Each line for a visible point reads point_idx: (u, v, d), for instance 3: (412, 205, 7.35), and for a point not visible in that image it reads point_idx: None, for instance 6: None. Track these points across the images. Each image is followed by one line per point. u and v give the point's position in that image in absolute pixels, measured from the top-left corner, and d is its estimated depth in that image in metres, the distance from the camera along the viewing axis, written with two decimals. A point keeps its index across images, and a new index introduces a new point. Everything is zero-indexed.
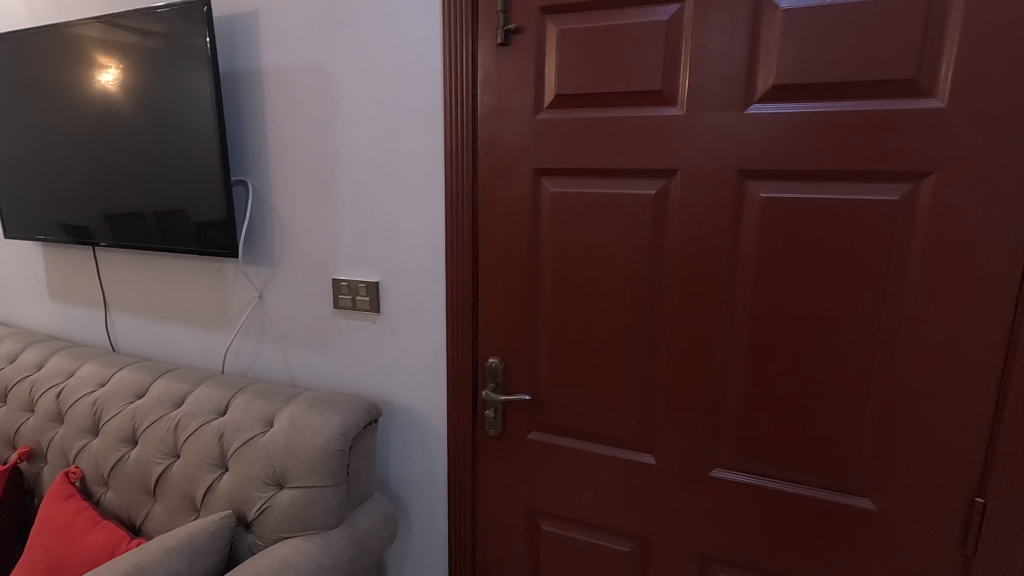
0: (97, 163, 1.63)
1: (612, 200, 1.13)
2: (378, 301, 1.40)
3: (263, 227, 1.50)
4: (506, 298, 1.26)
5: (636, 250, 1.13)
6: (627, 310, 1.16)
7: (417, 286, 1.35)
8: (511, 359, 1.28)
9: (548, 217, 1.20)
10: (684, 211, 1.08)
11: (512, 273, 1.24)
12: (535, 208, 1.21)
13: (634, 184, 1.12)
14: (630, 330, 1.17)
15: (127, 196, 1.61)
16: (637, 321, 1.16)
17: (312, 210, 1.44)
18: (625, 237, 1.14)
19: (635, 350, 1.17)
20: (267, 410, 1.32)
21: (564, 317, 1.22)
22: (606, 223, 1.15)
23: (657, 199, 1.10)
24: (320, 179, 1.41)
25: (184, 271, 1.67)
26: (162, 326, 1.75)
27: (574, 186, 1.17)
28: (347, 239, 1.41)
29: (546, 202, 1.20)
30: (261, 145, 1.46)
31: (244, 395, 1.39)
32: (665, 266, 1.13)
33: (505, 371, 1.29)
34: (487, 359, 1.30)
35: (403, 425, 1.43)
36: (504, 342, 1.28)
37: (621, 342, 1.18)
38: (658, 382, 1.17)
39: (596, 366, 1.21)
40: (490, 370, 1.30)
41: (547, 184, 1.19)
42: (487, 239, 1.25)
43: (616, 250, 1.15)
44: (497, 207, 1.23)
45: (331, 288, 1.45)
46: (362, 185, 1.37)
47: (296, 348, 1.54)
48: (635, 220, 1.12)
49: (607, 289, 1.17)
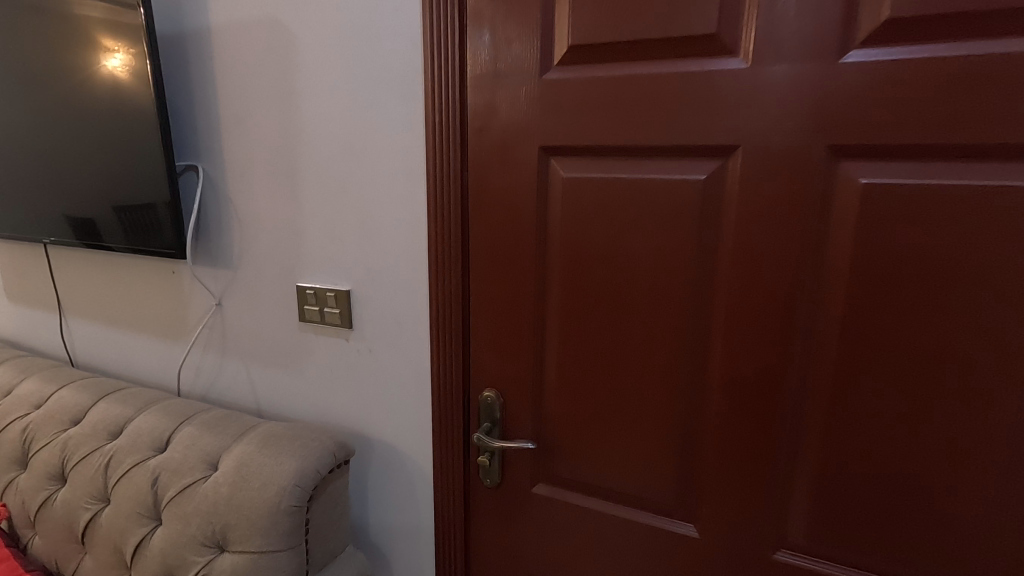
0: (93, 150, 1.31)
1: (645, 191, 0.84)
2: (350, 314, 1.14)
3: (220, 224, 1.25)
4: (505, 317, 0.98)
5: (678, 258, 0.84)
6: (664, 338, 0.87)
7: (397, 298, 1.08)
8: (511, 396, 1.01)
9: (559, 214, 0.91)
10: (743, 205, 0.78)
11: (512, 284, 0.96)
12: (541, 201, 0.92)
13: (675, 168, 0.82)
14: (667, 364, 0.88)
15: (87, 188, 1.36)
16: (677, 352, 0.87)
17: (272, 203, 1.18)
18: (663, 240, 0.84)
19: (675, 389, 0.88)
20: (212, 449, 1.07)
21: (580, 343, 0.94)
22: (637, 222, 0.86)
23: (706, 186, 0.80)
24: (281, 166, 1.15)
25: (137, 272, 1.44)
26: (118, 334, 1.52)
27: (593, 172, 0.88)
28: (313, 239, 1.15)
29: (555, 194, 0.91)
30: (214, 124, 1.21)
31: (190, 426, 1.14)
32: (717, 280, 0.83)
33: (503, 407, 1.02)
34: (481, 392, 1.03)
35: (382, 464, 1.17)
36: (501, 372, 1.01)
37: (654, 379, 0.89)
38: (705, 433, 0.88)
39: (621, 408, 0.93)
40: (484, 406, 1.02)
41: (557, 168, 0.90)
42: (479, 239, 0.97)
43: (651, 258, 0.86)
44: (492, 199, 0.95)
45: (295, 297, 1.20)
46: (330, 172, 1.10)
47: (260, 368, 1.29)
48: (675, 218, 0.83)
49: (636, 308, 0.88)
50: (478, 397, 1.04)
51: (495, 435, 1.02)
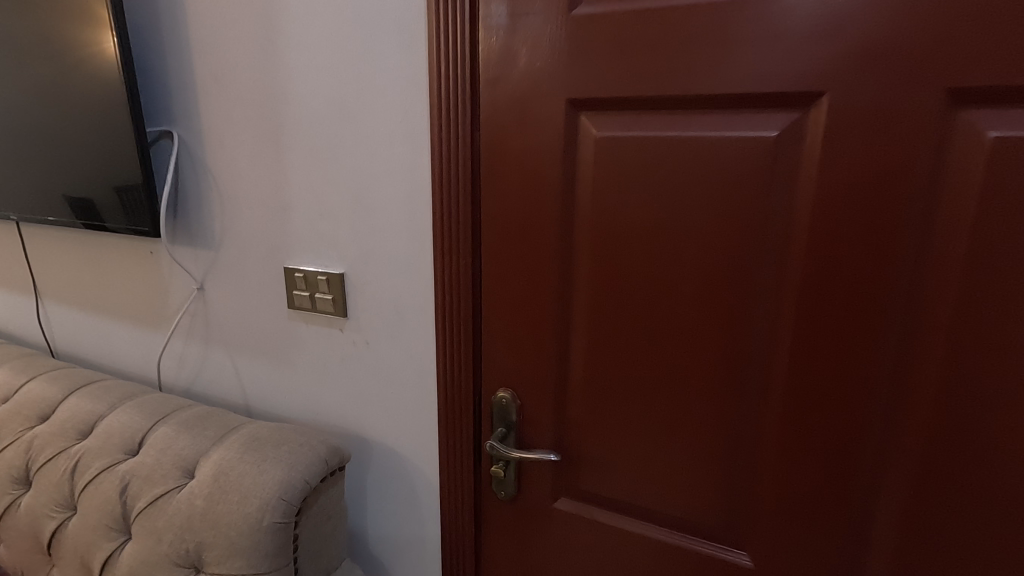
0: (76, 122, 1.12)
1: (698, 153, 0.68)
2: (344, 301, 1.00)
3: (199, 198, 1.11)
4: (523, 306, 0.83)
5: (738, 236, 0.68)
6: (718, 333, 0.72)
7: (397, 283, 0.94)
8: (530, 398, 0.86)
9: (588, 183, 0.76)
10: (825, 168, 0.63)
11: (531, 268, 0.81)
12: (567, 167, 0.76)
13: (737, 124, 0.66)
14: (721, 365, 0.73)
15: (63, 162, 1.19)
16: (734, 351, 0.72)
17: (255, 173, 1.03)
18: (720, 213, 0.68)
19: (729, 395, 0.73)
20: (188, 454, 0.94)
21: (614, 338, 0.79)
22: (686, 191, 0.70)
23: (778, 146, 0.64)
24: (265, 131, 1.00)
25: (111, 252, 1.30)
26: (96, 321, 1.39)
27: (632, 130, 0.72)
28: (302, 215, 1.00)
29: (583, 159, 0.76)
30: (189, 83, 1.05)
31: (165, 426, 1.01)
32: (788, 265, 0.67)
33: (520, 410, 0.87)
34: (495, 392, 0.89)
35: (382, 469, 1.04)
36: (518, 371, 0.86)
37: (704, 382, 0.74)
38: (765, 447, 0.73)
39: (662, 417, 0.78)
40: (498, 408, 0.88)
41: (588, 126, 0.74)
42: (491, 214, 0.82)
43: (705, 236, 0.70)
44: (508, 165, 0.79)
45: (283, 281, 1.05)
46: (320, 137, 0.95)
47: (248, 359, 1.16)
48: (737, 186, 0.67)
49: (683, 297, 0.73)
50: (490, 398, 0.89)
51: (511, 442, 0.88)
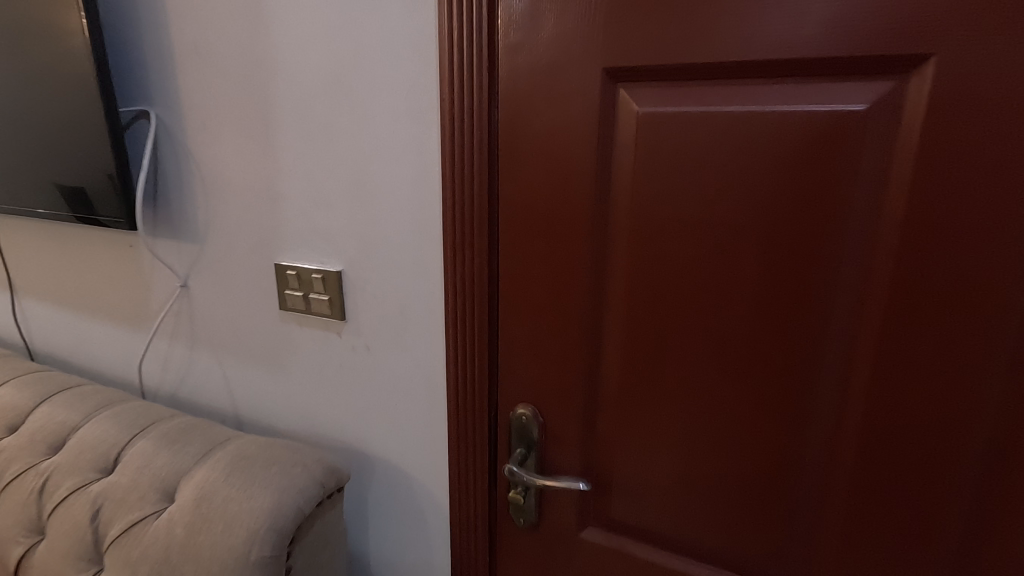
0: (42, 101, 1.01)
1: (765, 132, 0.57)
2: (342, 303, 0.89)
3: (181, 186, 0.99)
4: (547, 312, 0.72)
5: (812, 233, 0.57)
6: (782, 347, 0.61)
7: (402, 283, 0.83)
8: (553, 416, 0.76)
9: (627, 168, 0.64)
10: (928, 151, 0.51)
11: (557, 268, 0.70)
12: (601, 149, 0.65)
13: (815, 96, 0.54)
14: (785, 384, 0.62)
15: (29, 146, 1.08)
16: (801, 368, 0.61)
17: (242, 159, 0.92)
18: (789, 206, 0.57)
19: (793, 418, 0.63)
20: (167, 474, 0.84)
21: (655, 350, 0.68)
22: (748, 178, 0.58)
23: (867, 123, 0.53)
24: (252, 110, 0.88)
25: (86, 245, 1.18)
26: (73, 319, 1.28)
27: (682, 105, 0.60)
28: (294, 205, 0.89)
29: (622, 140, 0.64)
30: (166, 56, 0.93)
31: (144, 440, 0.91)
32: (873, 267, 0.56)
33: (543, 429, 0.77)
34: (514, 409, 0.78)
35: (385, 488, 0.94)
36: (540, 385, 0.75)
37: (763, 403, 0.63)
38: (833, 477, 0.63)
39: (710, 441, 0.67)
40: (517, 426, 0.77)
41: (628, 101, 0.62)
42: (511, 205, 0.71)
43: (771, 232, 0.59)
44: (531, 148, 0.68)
45: (275, 280, 0.95)
46: (314, 117, 0.84)
47: (237, 364, 1.06)
48: (812, 172, 0.56)
49: (740, 304, 0.62)
50: (508, 414, 0.79)
51: (531, 464, 0.78)
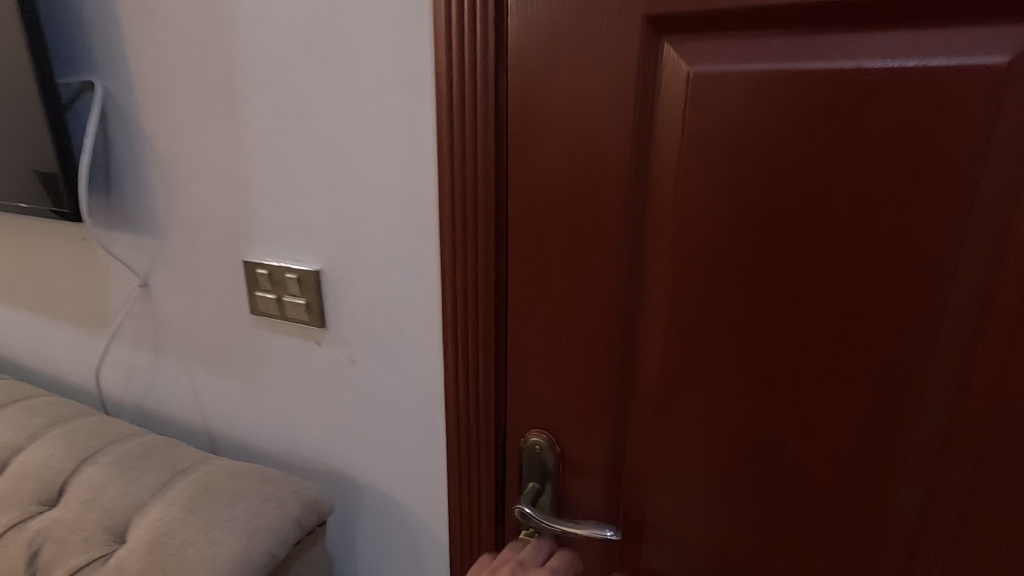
0: None
1: (863, 98, 0.44)
2: (322, 307, 0.76)
3: (134, 170, 0.85)
4: (567, 323, 0.59)
5: (918, 229, 0.45)
6: (871, 372, 0.49)
7: (392, 284, 0.70)
8: (573, 446, 0.63)
9: (672, 147, 0.51)
10: None
11: (581, 270, 0.57)
12: (639, 123, 0.51)
13: (935, 49, 0.42)
14: (871, 417, 0.50)
15: None
16: (895, 398, 0.49)
17: (202, 137, 0.78)
18: (889, 194, 0.45)
19: (880, 459, 0.50)
20: (119, 510, 0.72)
21: (703, 373, 0.55)
22: (835, 158, 0.46)
23: (1004, 84, 0.41)
24: (211, 80, 0.74)
25: (32, 236, 1.04)
26: (23, 318, 1.14)
27: (750, 63, 0.47)
28: (263, 193, 0.75)
29: (665, 110, 0.51)
30: (111, 18, 0.79)
31: (94, 466, 0.78)
32: (1000, 272, 0.44)
33: (560, 461, 0.64)
34: (526, 437, 0.65)
35: (374, 518, 0.82)
36: (557, 410, 0.63)
37: (841, 440, 0.51)
38: (925, 528, 0.51)
39: (770, 484, 0.55)
40: (528, 457, 0.65)
41: (676, 60, 0.49)
42: (523, 192, 0.58)
43: (863, 228, 0.46)
44: (548, 121, 0.54)
45: (244, 280, 0.81)
46: (283, 87, 0.70)
47: (206, 373, 0.93)
48: (924, 150, 0.43)
49: (818, 316, 0.49)
50: (518, 441, 0.66)
51: (546, 501, 0.65)
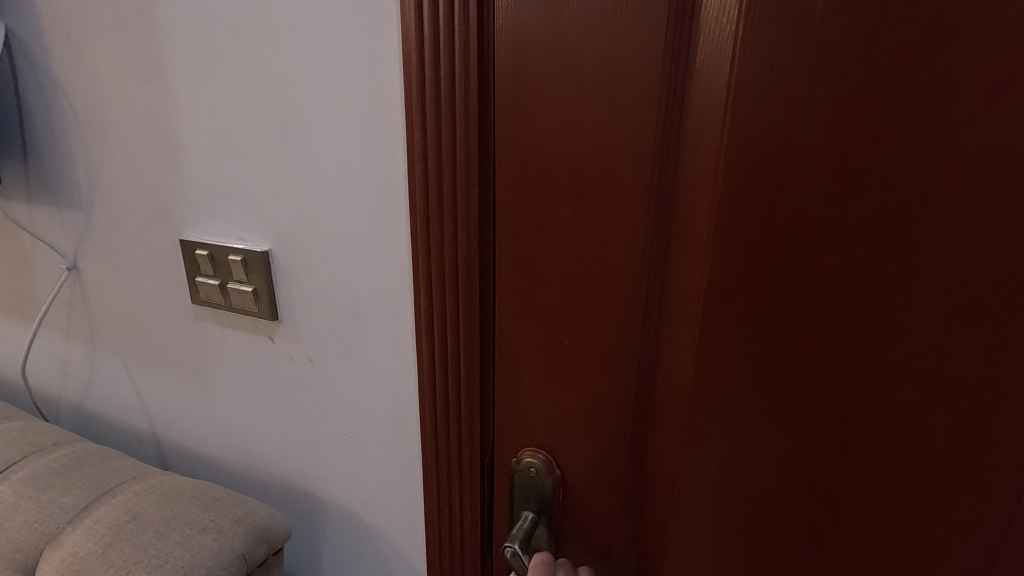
0: None
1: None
2: (273, 295, 0.63)
3: (50, 129, 0.71)
4: (569, 317, 0.46)
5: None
6: (987, 388, 0.36)
7: (355, 267, 0.58)
8: (574, 471, 0.51)
9: (716, 82, 0.38)
10: None
11: (589, 253, 0.44)
12: (671, 54, 0.39)
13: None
14: (983, 446, 0.37)
15: None
16: (1020, 426, 0.36)
17: (125, 86, 0.64)
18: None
19: (992, 500, 0.38)
20: (28, 540, 0.60)
21: (749, 386, 0.42)
22: (956, 91, 0.32)
23: None
24: (131, 14, 0.60)
25: None
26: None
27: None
28: (201, 156, 0.62)
29: (707, 33, 0.37)
30: None
31: (5, 485, 0.65)
32: None
33: (560, 488, 0.52)
34: (523, 456, 0.52)
35: (341, 540, 0.71)
36: (556, 426, 0.50)
37: (938, 475, 0.39)
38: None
39: (836, 527, 0.43)
40: (522, 481, 0.53)
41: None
42: (513, 148, 0.45)
43: (988, 195, 0.33)
44: (546, 51, 0.41)
45: (183, 262, 0.68)
46: (217, 21, 0.56)
47: (147, 370, 0.80)
48: None
49: (912, 315, 0.37)
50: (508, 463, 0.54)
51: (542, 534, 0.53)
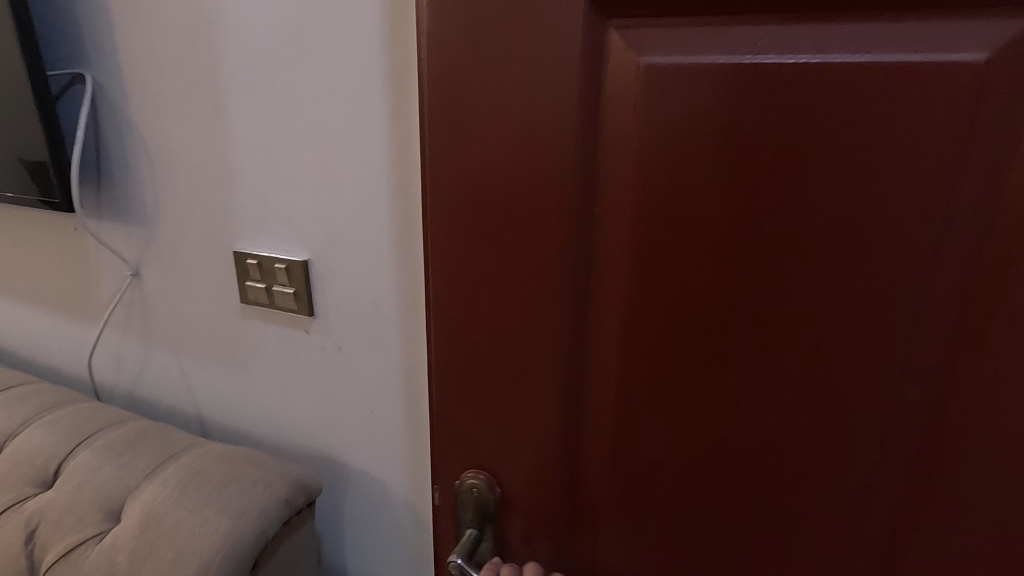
0: None
1: (827, 91, 0.43)
2: (311, 296, 0.78)
3: (123, 161, 0.87)
4: (517, 329, 0.57)
5: (889, 229, 0.44)
6: (832, 371, 0.48)
7: (375, 274, 0.73)
8: (524, 457, 0.61)
9: (626, 143, 0.49)
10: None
11: (532, 270, 0.55)
12: (587, 115, 0.49)
13: (908, 38, 0.41)
14: (836, 417, 0.49)
15: None
16: (854, 401, 0.48)
17: (189, 129, 0.80)
18: (857, 194, 0.44)
19: (846, 459, 0.49)
20: (113, 491, 0.75)
21: (663, 377, 0.53)
22: (799, 156, 0.44)
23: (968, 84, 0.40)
24: (198, 74, 0.76)
25: (25, 226, 1.04)
26: (7, 306, 1.14)
27: (706, 52, 0.45)
28: (251, 186, 0.78)
29: (614, 101, 0.49)
30: (100, 12, 0.81)
31: (88, 450, 0.80)
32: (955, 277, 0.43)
33: (497, 500, 0.63)
34: (463, 481, 0.65)
35: (361, 500, 0.86)
36: (511, 419, 0.61)
37: (804, 441, 0.50)
38: (903, 534, 0.50)
39: (741, 491, 0.53)
40: (465, 499, 0.65)
41: (626, 48, 0.47)
42: (471, 191, 0.55)
43: (819, 229, 0.45)
44: (489, 113, 0.52)
45: (234, 269, 0.84)
46: (269, 83, 0.72)
47: (195, 362, 0.95)
48: (878, 145, 0.42)
49: (775, 320, 0.48)
50: (469, 452, 0.64)
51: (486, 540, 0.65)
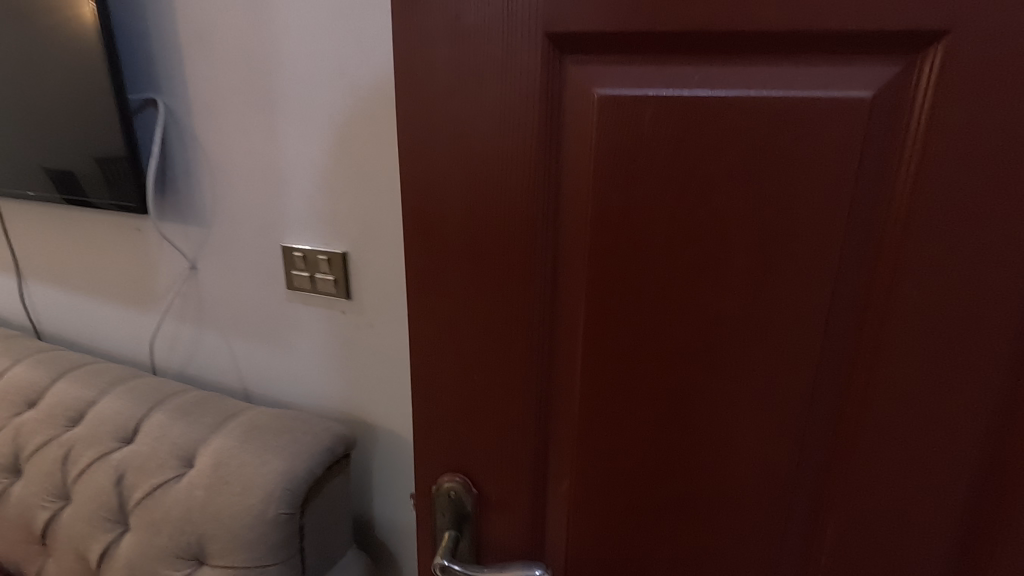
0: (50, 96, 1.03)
1: (753, 120, 0.50)
2: (348, 281, 0.95)
3: (186, 171, 1.04)
4: (488, 337, 0.62)
5: (805, 234, 0.52)
6: (762, 356, 0.55)
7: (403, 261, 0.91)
8: (494, 453, 0.66)
9: (582, 163, 0.55)
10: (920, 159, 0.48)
11: (501, 275, 0.60)
12: (547, 136, 0.56)
13: (814, 79, 0.49)
14: (766, 395, 0.56)
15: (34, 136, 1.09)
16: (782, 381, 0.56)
17: (245, 145, 0.96)
18: (779, 204, 0.51)
19: (778, 430, 0.57)
20: (186, 442, 0.91)
21: (620, 368, 0.59)
22: (732, 176, 0.52)
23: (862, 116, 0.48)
24: (255, 101, 0.93)
25: (95, 226, 1.20)
26: (73, 298, 1.30)
27: (649, 85, 0.52)
28: (298, 191, 0.95)
29: (571, 126, 0.55)
30: (172, 49, 0.97)
31: (161, 412, 0.96)
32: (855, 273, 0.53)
33: (472, 499, 0.69)
34: (439, 488, 0.69)
35: (387, 454, 1.02)
36: (482, 418, 0.65)
37: (742, 416, 0.57)
38: (824, 491, 0.59)
39: (690, 464, 0.60)
40: (443, 504, 0.69)
41: (581, 81, 0.54)
42: (440, 208, 0.60)
43: (748, 234, 0.53)
44: (455, 138, 0.57)
45: (281, 260, 1.00)
46: (316, 109, 0.89)
47: (243, 341, 1.11)
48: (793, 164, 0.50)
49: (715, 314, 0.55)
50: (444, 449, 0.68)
51: (464, 535, 0.70)
